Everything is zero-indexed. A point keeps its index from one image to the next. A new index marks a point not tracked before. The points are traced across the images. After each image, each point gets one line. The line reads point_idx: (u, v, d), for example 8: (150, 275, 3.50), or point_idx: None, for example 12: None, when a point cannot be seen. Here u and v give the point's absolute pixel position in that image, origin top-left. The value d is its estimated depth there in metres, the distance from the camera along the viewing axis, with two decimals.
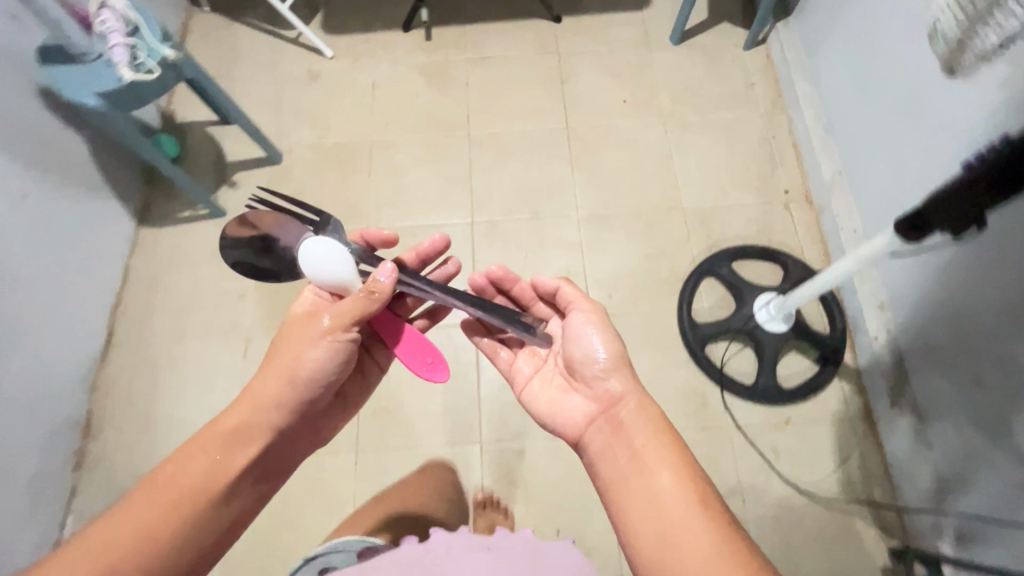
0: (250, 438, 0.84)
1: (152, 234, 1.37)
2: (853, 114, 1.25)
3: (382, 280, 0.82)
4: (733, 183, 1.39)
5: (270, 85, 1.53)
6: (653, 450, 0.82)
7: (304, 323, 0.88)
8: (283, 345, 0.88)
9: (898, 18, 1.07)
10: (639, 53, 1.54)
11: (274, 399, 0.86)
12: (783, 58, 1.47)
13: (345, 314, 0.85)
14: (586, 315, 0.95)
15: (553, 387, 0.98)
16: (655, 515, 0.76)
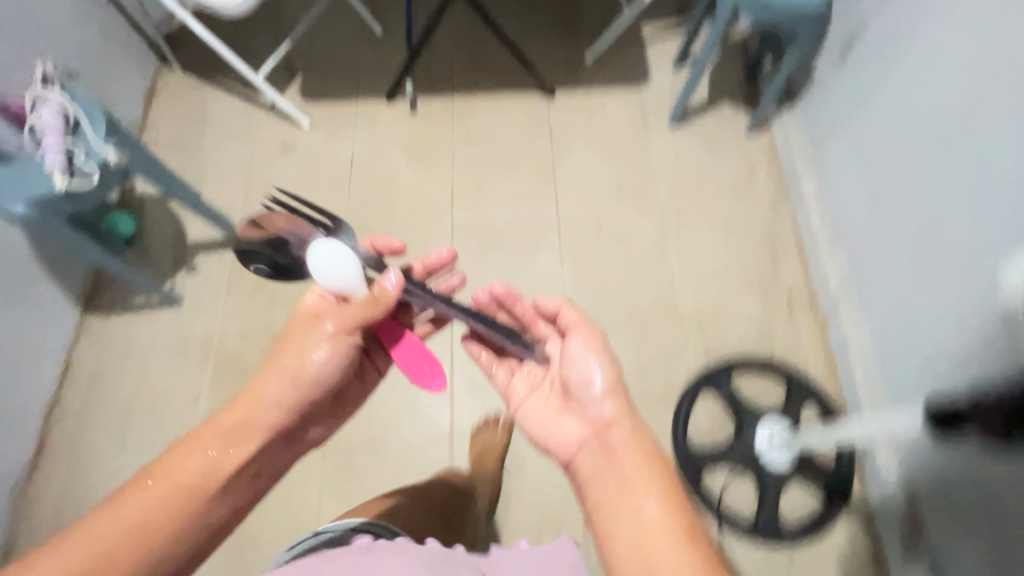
0: (249, 434, 0.72)
1: (99, 323, 1.25)
2: (864, 220, 1.17)
3: (389, 284, 0.70)
4: (734, 284, 1.30)
5: (241, 155, 1.43)
6: (636, 475, 0.68)
7: (305, 322, 0.78)
8: (285, 342, 0.77)
9: (918, 116, 1.01)
10: (635, 136, 1.46)
11: (277, 393, 0.75)
12: (789, 148, 1.39)
13: (348, 316, 0.74)
14: (585, 338, 0.81)
15: (547, 409, 0.83)
16: (636, 549, 0.63)
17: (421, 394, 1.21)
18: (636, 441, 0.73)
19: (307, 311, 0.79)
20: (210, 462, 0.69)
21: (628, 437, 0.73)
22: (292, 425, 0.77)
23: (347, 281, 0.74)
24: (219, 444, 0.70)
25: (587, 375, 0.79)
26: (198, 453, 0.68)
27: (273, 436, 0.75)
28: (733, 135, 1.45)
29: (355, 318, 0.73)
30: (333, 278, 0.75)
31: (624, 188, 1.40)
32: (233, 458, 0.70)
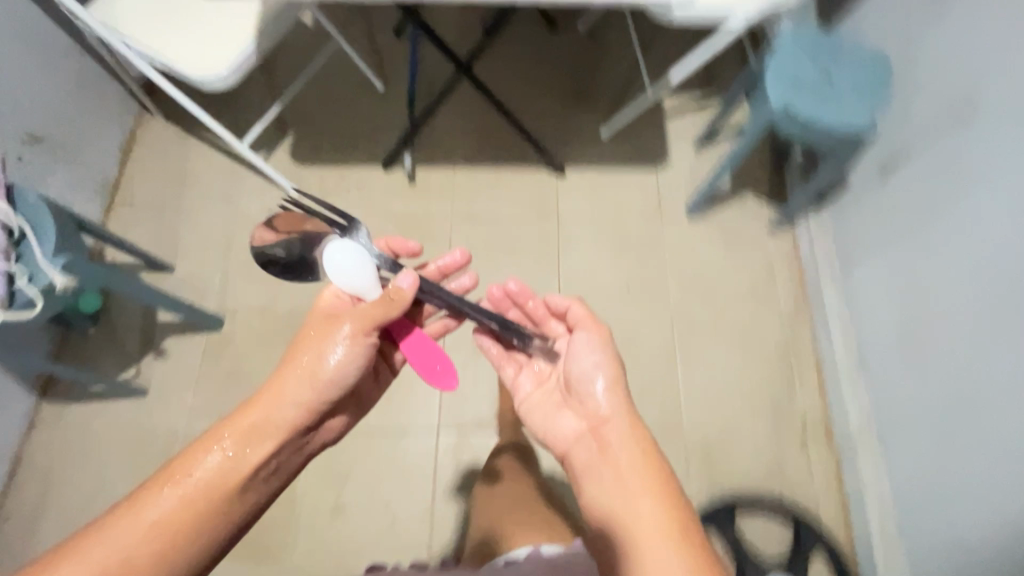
0: (266, 431, 0.71)
1: (57, 410, 1.15)
2: (898, 367, 1.07)
3: (401, 286, 0.72)
4: (744, 405, 1.21)
5: (222, 223, 1.32)
6: (630, 474, 0.64)
7: (325, 322, 0.75)
8: (306, 340, 0.75)
9: (967, 263, 0.93)
10: (650, 226, 1.35)
11: (294, 391, 0.73)
12: (813, 254, 1.28)
13: (361, 316, 0.73)
14: (590, 333, 0.76)
15: (550, 403, 0.80)
16: (624, 540, 0.59)
17: (400, 512, 1.12)
18: (634, 443, 0.67)
19: (324, 311, 0.78)
20: (229, 461, 0.68)
21: (627, 438, 0.68)
22: (311, 423, 0.75)
23: (367, 282, 0.79)
24: (235, 442, 0.69)
25: (588, 367, 0.74)
26: (215, 453, 0.68)
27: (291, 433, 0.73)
28: (755, 232, 1.34)
29: (367, 319, 0.73)
30: (355, 276, 0.79)
31: (633, 286, 1.29)
32: (250, 456, 0.69)
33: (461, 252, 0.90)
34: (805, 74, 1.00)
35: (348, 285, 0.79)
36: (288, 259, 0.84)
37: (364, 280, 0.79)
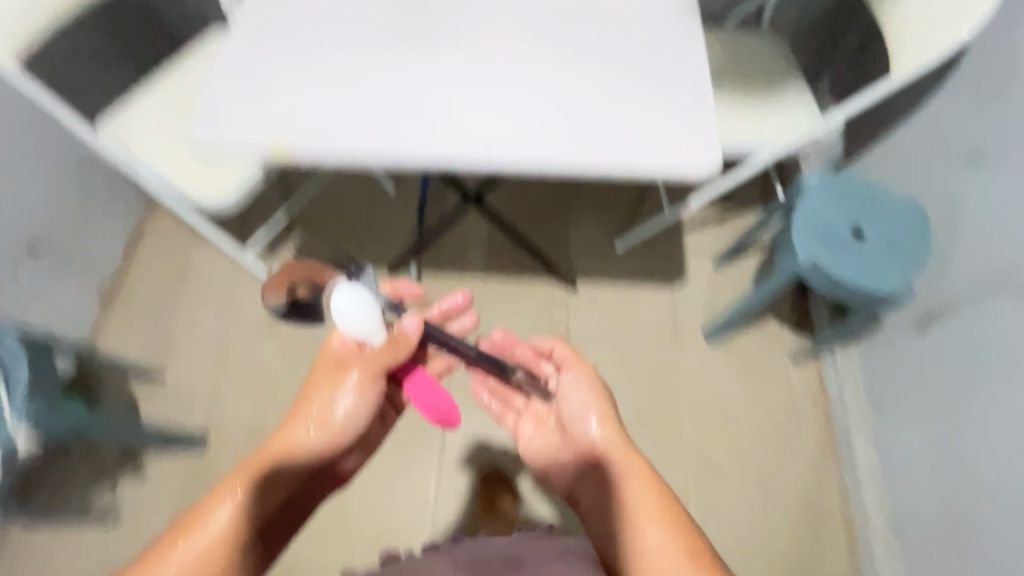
0: (283, 475, 0.67)
1: (23, 535, 1.07)
2: (943, 557, 0.96)
3: (408, 327, 0.68)
4: (765, 567, 1.10)
5: (218, 327, 1.27)
6: (660, 538, 0.60)
7: (332, 367, 0.72)
8: (313, 385, 0.73)
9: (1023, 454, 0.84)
10: (664, 350, 1.28)
11: (310, 436, 0.70)
12: (841, 395, 1.19)
13: (370, 359, 0.70)
14: (576, 377, 0.74)
15: (550, 446, 0.78)
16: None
17: None
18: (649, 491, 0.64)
19: (330, 358, 0.72)
20: (250, 508, 0.62)
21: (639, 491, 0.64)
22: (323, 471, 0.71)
23: (374, 322, 0.67)
24: (254, 488, 0.63)
25: (580, 410, 0.72)
26: (233, 498, 0.61)
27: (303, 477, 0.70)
28: (777, 362, 1.26)
29: (374, 360, 0.70)
30: (364, 318, 0.66)
31: (645, 418, 1.21)
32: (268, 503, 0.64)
33: (463, 293, 0.79)
34: (828, 218, 0.95)
35: (355, 328, 0.67)
36: (289, 303, 0.69)
37: (373, 321, 0.67)
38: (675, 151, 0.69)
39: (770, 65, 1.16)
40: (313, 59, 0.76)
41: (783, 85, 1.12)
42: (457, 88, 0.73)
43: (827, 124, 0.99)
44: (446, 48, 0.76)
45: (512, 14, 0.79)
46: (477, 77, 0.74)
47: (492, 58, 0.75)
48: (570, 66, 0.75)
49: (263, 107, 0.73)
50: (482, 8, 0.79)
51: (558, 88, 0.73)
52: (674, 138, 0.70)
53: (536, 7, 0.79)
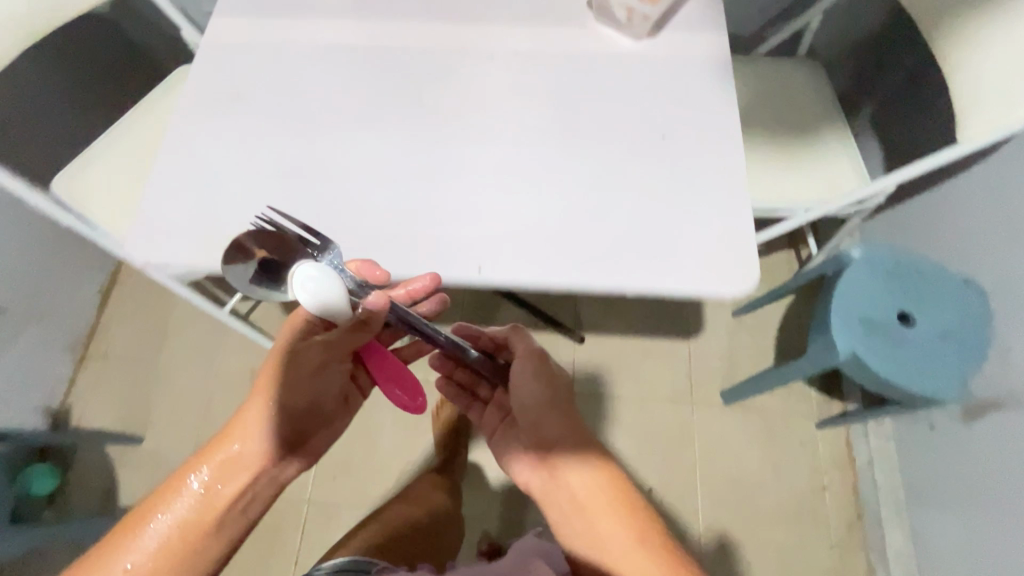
0: (245, 455, 0.60)
1: None
2: None
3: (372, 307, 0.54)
4: None
5: (199, 383, 1.19)
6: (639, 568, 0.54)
7: (289, 348, 0.63)
8: (273, 359, 0.63)
9: None
10: (678, 411, 1.18)
11: (268, 412, 0.61)
12: (871, 469, 1.09)
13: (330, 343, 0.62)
14: (524, 366, 0.70)
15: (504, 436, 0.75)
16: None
17: None
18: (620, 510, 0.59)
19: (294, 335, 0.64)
20: (206, 493, 0.58)
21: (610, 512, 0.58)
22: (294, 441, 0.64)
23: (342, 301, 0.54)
24: (211, 472, 0.59)
25: (538, 412, 0.67)
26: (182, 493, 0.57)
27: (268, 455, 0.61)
28: (800, 428, 1.16)
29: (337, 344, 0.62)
30: (328, 292, 0.53)
31: (656, 488, 1.12)
32: (227, 486, 0.59)
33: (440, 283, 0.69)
34: (878, 313, 0.83)
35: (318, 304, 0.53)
36: (253, 267, 0.55)
37: (339, 295, 0.54)
38: (699, 274, 0.59)
39: (804, 107, 1.02)
40: (280, 150, 0.67)
41: (818, 133, 0.98)
42: (443, 187, 0.64)
43: (872, 192, 0.86)
44: (431, 133, 0.67)
45: (506, 87, 0.69)
46: (467, 173, 0.64)
47: (484, 146, 0.66)
48: (574, 155, 0.65)
49: (221, 215, 0.64)
50: (472, 82, 0.69)
51: (561, 188, 0.63)
52: (697, 256, 0.60)
53: (535, 76, 0.69)
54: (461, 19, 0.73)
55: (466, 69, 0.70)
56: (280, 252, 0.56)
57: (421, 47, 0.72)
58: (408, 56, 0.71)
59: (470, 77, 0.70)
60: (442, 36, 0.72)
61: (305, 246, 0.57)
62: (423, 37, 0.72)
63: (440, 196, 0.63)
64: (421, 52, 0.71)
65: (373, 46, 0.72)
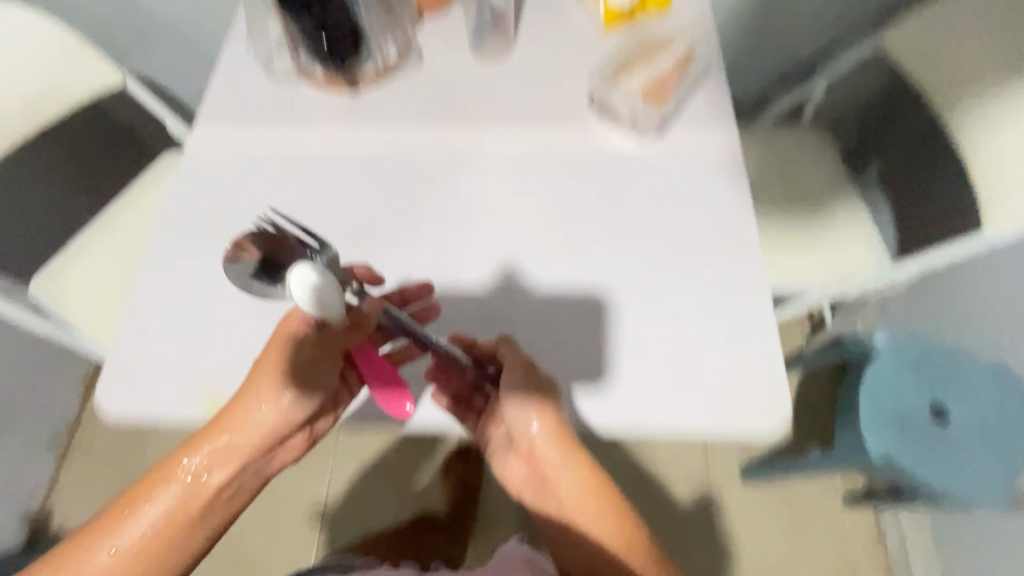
0: (239, 446, 0.55)
1: None
2: None
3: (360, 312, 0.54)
4: None
5: None
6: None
7: (280, 344, 0.55)
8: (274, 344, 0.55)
9: None
10: (695, 490, 1.11)
11: (262, 409, 0.54)
12: (904, 551, 1.03)
13: (325, 337, 0.55)
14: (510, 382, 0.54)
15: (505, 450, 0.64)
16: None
17: None
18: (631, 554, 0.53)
19: (281, 336, 0.55)
20: (197, 479, 0.55)
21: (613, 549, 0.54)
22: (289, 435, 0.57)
23: (339, 293, 0.49)
24: (203, 460, 0.55)
25: (524, 431, 0.56)
26: (173, 480, 0.54)
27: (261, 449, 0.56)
28: (825, 505, 1.09)
29: (330, 342, 0.56)
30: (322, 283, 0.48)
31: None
32: (215, 476, 0.55)
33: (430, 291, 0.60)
34: (907, 407, 0.79)
35: (309, 297, 0.48)
36: (254, 265, 0.56)
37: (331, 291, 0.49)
38: (725, 409, 0.55)
39: (812, 178, 0.98)
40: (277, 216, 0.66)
41: (829, 206, 0.95)
42: (442, 315, 0.59)
43: (892, 277, 0.82)
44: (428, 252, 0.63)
45: (505, 200, 0.65)
46: (467, 300, 0.60)
47: (485, 268, 0.62)
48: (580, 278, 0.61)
49: (201, 352, 0.59)
50: (470, 194, 0.65)
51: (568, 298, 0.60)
52: (720, 401, 0.55)
53: (537, 187, 0.66)
54: (456, 125, 0.70)
55: (464, 180, 0.66)
56: (277, 251, 0.56)
57: (414, 157, 0.68)
58: (401, 167, 0.67)
59: (468, 188, 0.66)
60: (437, 144, 0.69)
61: (304, 248, 0.56)
62: (416, 145, 0.69)
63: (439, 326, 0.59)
64: (413, 163, 0.68)
65: (363, 156, 0.68)
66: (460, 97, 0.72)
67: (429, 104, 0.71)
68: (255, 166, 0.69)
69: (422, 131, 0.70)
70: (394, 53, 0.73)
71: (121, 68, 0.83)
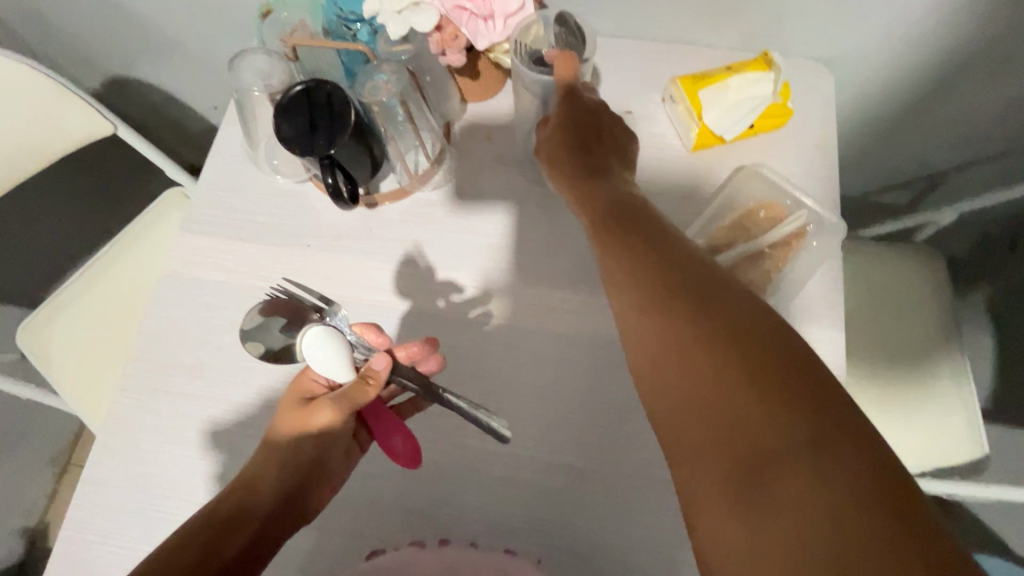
0: (263, 489, 0.44)
1: None
2: None
3: (375, 368, 0.43)
4: None
5: None
6: (627, 255, 0.39)
7: (292, 406, 0.46)
8: (289, 401, 0.47)
9: None
10: None
11: (283, 448, 0.45)
12: None
13: (338, 398, 0.44)
14: (560, 128, 0.50)
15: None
16: (677, 430, 0.33)
17: None
18: (744, 349, 0.31)
19: (297, 393, 0.47)
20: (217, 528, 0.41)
21: (615, 245, 0.41)
22: (313, 475, 0.46)
23: (342, 342, 0.44)
24: (225, 502, 0.43)
25: (564, 163, 0.50)
26: (184, 535, 0.41)
27: (276, 515, 0.44)
28: None
29: (340, 406, 0.44)
30: (324, 341, 0.44)
31: None
32: (235, 530, 0.42)
33: (427, 341, 0.47)
34: None
35: (312, 342, 0.44)
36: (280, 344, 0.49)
37: (338, 349, 0.44)
38: None
39: (905, 308, 0.80)
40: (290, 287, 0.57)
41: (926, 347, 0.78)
42: (459, 535, 0.50)
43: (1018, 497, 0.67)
44: (434, 456, 0.52)
45: (535, 394, 0.53)
46: (466, 533, 0.50)
47: (500, 488, 0.51)
48: (609, 526, 0.49)
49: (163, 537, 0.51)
50: (497, 381, 0.54)
51: (612, 533, 0.49)
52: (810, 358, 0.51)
53: (575, 381, 0.54)
54: (490, 275, 0.57)
55: (490, 357, 0.54)
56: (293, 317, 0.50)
57: (435, 314, 0.56)
58: (417, 328, 0.55)
59: (493, 371, 0.54)
60: (465, 298, 0.56)
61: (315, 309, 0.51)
62: (441, 297, 0.56)
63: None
64: (432, 323, 0.55)
65: (372, 306, 0.56)
66: (500, 234, 0.59)
67: (461, 237, 0.58)
68: (244, 298, 0.57)
69: (451, 278, 0.57)
70: (424, 164, 0.60)
71: (109, 118, 0.74)
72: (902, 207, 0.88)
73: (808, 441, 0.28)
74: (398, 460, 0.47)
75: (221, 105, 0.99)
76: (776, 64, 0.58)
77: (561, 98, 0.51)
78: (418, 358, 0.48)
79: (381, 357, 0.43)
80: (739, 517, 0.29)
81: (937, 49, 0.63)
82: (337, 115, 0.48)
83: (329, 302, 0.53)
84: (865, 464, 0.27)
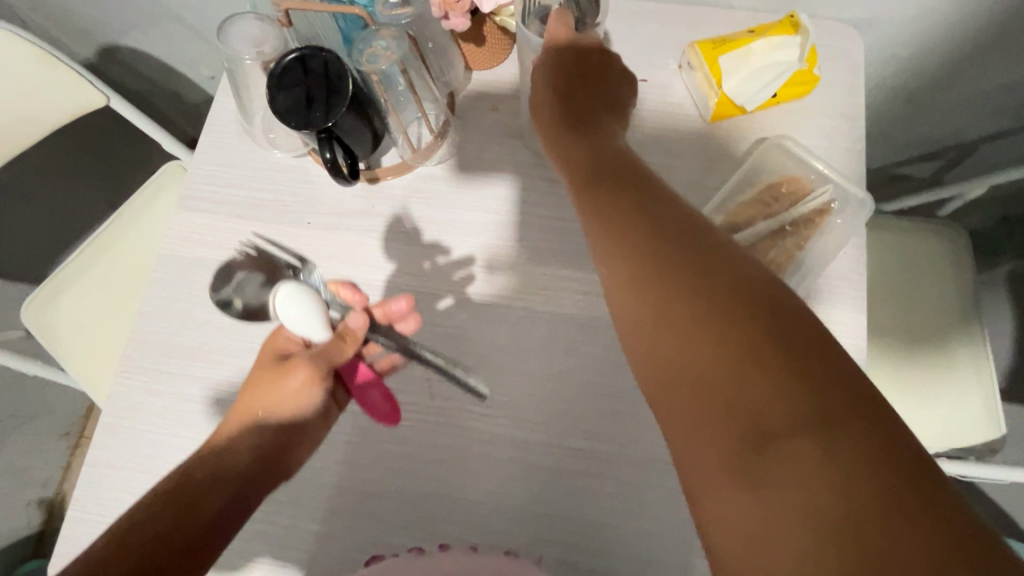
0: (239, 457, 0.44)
1: None
2: None
3: (352, 326, 0.45)
4: None
5: None
6: (617, 217, 0.37)
7: (266, 363, 0.46)
8: (262, 359, 0.46)
9: None
10: None
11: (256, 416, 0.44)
12: None
13: (314, 357, 0.44)
14: (555, 84, 0.47)
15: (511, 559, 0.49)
16: (670, 389, 0.31)
17: None
18: (737, 312, 0.30)
19: (272, 349, 0.47)
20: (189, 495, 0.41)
21: (606, 206, 0.38)
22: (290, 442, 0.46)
23: (315, 295, 0.44)
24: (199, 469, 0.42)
25: (553, 121, 0.47)
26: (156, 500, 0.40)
27: (258, 482, 0.44)
28: None
29: (317, 364, 0.44)
30: (302, 301, 0.44)
31: None
32: (209, 495, 0.42)
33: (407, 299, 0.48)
34: None
35: (284, 300, 0.43)
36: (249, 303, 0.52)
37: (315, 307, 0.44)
38: None
39: (907, 275, 0.78)
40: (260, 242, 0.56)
41: (935, 321, 0.76)
42: (465, 518, 0.49)
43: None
44: (438, 437, 0.51)
45: (540, 376, 0.52)
46: (471, 515, 0.49)
47: (506, 471, 0.50)
48: (615, 509, 0.48)
49: None
50: (501, 362, 0.52)
51: (617, 517, 0.48)
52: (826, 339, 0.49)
53: (582, 363, 0.52)
54: (494, 253, 0.55)
55: (495, 338, 0.53)
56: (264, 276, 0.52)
57: (437, 294, 0.54)
58: (420, 308, 0.54)
59: (498, 352, 0.53)
60: (468, 276, 0.55)
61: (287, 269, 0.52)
62: (444, 276, 0.55)
63: (465, 562, 0.44)
64: (435, 303, 0.54)
65: (374, 286, 0.55)
66: (505, 210, 0.56)
67: (464, 213, 0.56)
68: None
69: (454, 258, 0.55)
70: (427, 138, 0.57)
71: (103, 91, 0.72)
72: (925, 180, 0.84)
73: (806, 413, 0.26)
74: (376, 414, 0.48)
75: (217, 75, 0.96)
76: (804, 26, 0.54)
77: (551, 59, 0.47)
78: (394, 316, 0.49)
79: (355, 315, 0.45)
80: (738, 475, 0.27)
81: (973, 11, 0.59)
82: (334, 86, 0.45)
83: (303, 261, 0.53)
84: (869, 429, 0.25)
